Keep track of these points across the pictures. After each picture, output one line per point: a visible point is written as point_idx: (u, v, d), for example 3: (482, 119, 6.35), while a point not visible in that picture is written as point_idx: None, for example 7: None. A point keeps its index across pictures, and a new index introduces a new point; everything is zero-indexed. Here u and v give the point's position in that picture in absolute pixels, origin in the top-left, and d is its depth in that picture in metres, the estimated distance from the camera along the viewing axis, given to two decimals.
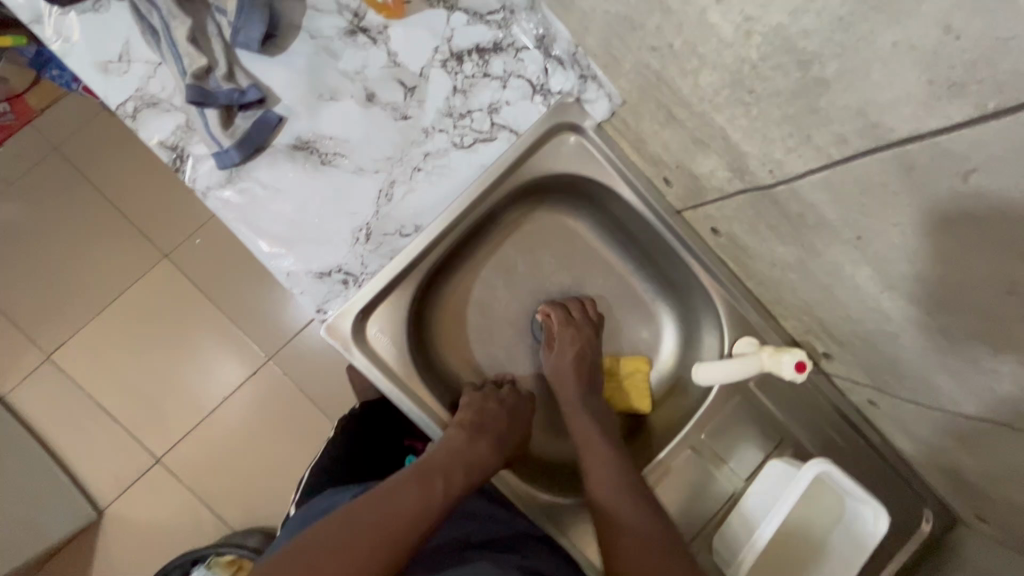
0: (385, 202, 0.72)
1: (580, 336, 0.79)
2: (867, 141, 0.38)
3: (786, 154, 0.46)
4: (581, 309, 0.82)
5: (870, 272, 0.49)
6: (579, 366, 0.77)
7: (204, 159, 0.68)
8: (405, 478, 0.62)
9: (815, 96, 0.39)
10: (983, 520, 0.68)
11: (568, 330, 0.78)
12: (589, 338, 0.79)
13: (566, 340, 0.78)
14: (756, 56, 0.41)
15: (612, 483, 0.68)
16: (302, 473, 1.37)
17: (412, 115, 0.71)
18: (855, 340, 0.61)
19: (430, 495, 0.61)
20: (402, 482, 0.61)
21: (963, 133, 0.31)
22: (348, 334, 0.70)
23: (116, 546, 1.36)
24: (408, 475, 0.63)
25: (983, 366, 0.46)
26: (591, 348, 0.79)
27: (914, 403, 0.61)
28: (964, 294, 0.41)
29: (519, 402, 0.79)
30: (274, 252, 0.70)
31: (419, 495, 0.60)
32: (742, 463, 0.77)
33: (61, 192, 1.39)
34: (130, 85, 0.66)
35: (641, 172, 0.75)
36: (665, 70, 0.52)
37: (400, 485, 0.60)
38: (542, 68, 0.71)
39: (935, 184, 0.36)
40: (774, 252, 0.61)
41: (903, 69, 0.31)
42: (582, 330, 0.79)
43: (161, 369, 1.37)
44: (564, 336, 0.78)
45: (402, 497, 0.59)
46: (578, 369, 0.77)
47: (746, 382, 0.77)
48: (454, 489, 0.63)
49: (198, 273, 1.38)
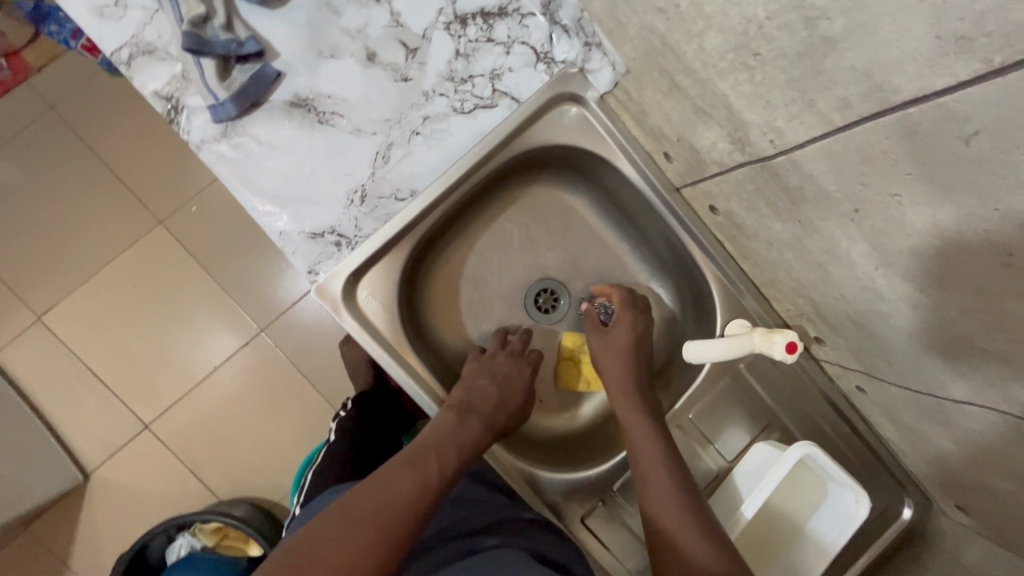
0: (381, 164, 0.71)
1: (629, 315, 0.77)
2: (871, 105, 0.37)
3: (789, 122, 0.45)
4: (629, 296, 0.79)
5: (866, 249, 0.49)
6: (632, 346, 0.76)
7: (199, 111, 0.67)
8: (397, 463, 0.61)
9: (820, 56, 0.38)
10: (961, 509, 0.68)
11: (620, 309, 0.77)
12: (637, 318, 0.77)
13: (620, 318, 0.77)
14: (763, 14, 0.40)
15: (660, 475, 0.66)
16: (291, 446, 1.37)
17: (412, 77, 0.70)
18: (847, 322, 0.60)
19: (424, 477, 0.60)
20: (396, 467, 0.61)
21: (970, 92, 0.31)
22: (338, 296, 0.70)
23: (102, 509, 1.36)
24: (400, 460, 0.62)
25: (975, 347, 0.45)
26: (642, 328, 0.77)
27: (901, 387, 0.60)
28: (960, 269, 0.40)
29: (517, 368, 0.78)
30: (267, 211, 0.69)
31: (414, 479, 0.59)
32: (727, 445, 0.77)
33: (57, 152, 1.37)
34: (125, 31, 0.65)
35: (643, 147, 0.74)
36: (671, 34, 0.51)
37: (393, 471, 0.60)
38: (547, 36, 0.70)
39: (938, 148, 0.35)
40: (771, 230, 0.61)
41: (913, 24, 0.31)
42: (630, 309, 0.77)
43: (152, 336, 1.37)
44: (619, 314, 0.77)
45: (397, 483, 0.59)
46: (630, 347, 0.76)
47: (737, 364, 0.77)
48: (447, 470, 0.63)
49: (193, 240, 1.37)
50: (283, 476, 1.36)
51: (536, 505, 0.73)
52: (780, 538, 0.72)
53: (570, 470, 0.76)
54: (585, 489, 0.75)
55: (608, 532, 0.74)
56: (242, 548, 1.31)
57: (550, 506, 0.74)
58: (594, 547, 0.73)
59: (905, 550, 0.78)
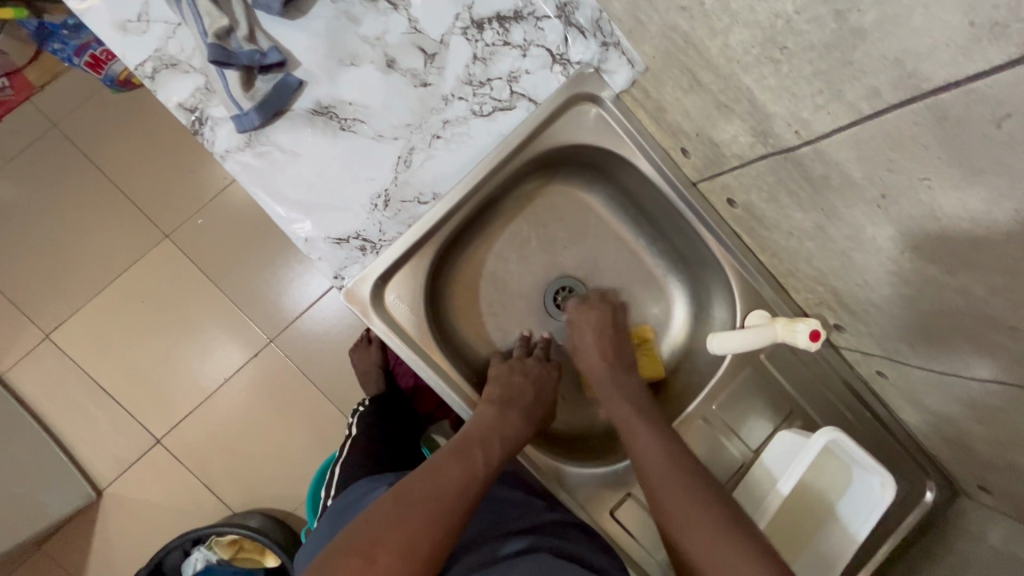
0: (404, 168, 0.72)
1: (597, 316, 0.81)
2: (900, 92, 0.39)
3: (815, 112, 0.47)
4: (600, 296, 0.84)
5: (890, 233, 0.50)
6: (602, 345, 0.79)
7: (223, 122, 0.68)
8: (444, 454, 0.63)
9: (850, 48, 0.40)
10: (985, 490, 0.69)
11: (586, 313, 0.81)
12: (610, 318, 0.81)
13: (583, 321, 0.81)
14: (792, 9, 0.41)
15: (655, 465, 0.66)
16: (305, 454, 1.37)
17: (432, 82, 0.71)
18: (868, 308, 0.62)
19: (472, 466, 0.62)
20: (443, 458, 0.62)
21: (1004, 77, 0.32)
22: (366, 300, 0.71)
23: (116, 525, 1.36)
24: (446, 452, 0.64)
25: (1002, 324, 0.46)
26: (613, 327, 0.81)
27: (925, 370, 0.61)
28: (989, 249, 0.42)
29: (545, 372, 0.79)
30: (293, 217, 0.70)
31: (463, 469, 0.61)
32: (752, 434, 0.78)
33: (61, 171, 1.37)
34: (150, 46, 0.66)
35: (659, 143, 0.76)
36: (694, 32, 0.53)
37: (440, 462, 0.62)
38: (563, 38, 0.71)
39: (968, 132, 0.36)
40: (792, 220, 0.62)
41: (945, 13, 0.32)
42: (598, 310, 0.81)
43: (162, 350, 1.37)
44: (581, 317, 0.81)
45: (447, 472, 0.60)
46: (600, 345, 0.79)
47: (758, 354, 0.78)
48: (493, 459, 0.64)
49: (200, 254, 1.37)
50: (297, 485, 1.37)
51: (564, 495, 0.74)
52: (805, 530, 0.74)
53: (595, 465, 0.78)
54: (614, 482, 0.76)
55: (636, 524, 0.74)
56: (258, 559, 1.32)
57: (576, 496, 0.75)
58: (623, 539, 0.74)
59: (929, 534, 0.78)
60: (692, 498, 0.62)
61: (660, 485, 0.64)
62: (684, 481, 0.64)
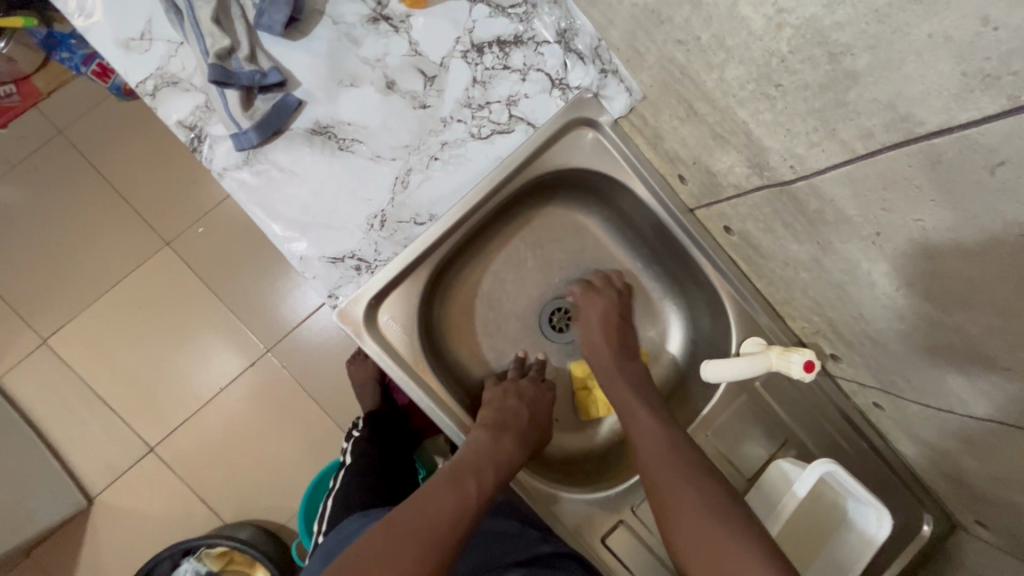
0: (401, 189, 0.72)
1: (604, 303, 0.82)
2: (895, 134, 0.39)
3: (809, 149, 0.47)
4: (604, 279, 0.85)
5: (886, 269, 0.50)
6: (608, 330, 0.80)
7: (222, 140, 0.68)
8: (437, 482, 0.62)
9: (843, 89, 0.40)
10: (983, 525, 0.68)
11: (592, 299, 0.82)
12: (616, 305, 0.82)
13: (590, 307, 0.82)
14: (786, 48, 0.42)
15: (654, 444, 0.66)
16: (299, 466, 1.36)
17: (431, 104, 0.71)
18: (864, 340, 0.62)
19: (465, 494, 0.61)
20: (437, 487, 0.61)
21: (995, 126, 0.32)
22: (360, 320, 0.70)
23: (106, 534, 1.34)
24: (441, 479, 0.63)
25: (998, 364, 0.45)
26: (619, 314, 0.82)
27: (921, 405, 0.61)
28: (985, 290, 0.41)
29: (540, 394, 0.79)
30: (287, 236, 0.70)
31: (456, 497, 0.60)
32: (747, 463, 0.77)
33: (65, 177, 1.38)
34: (151, 63, 0.66)
35: (656, 169, 0.76)
36: (690, 64, 0.53)
37: (434, 491, 0.61)
38: (562, 63, 0.72)
39: (960, 176, 0.36)
40: (788, 250, 0.62)
41: (937, 60, 0.32)
42: (605, 296, 0.83)
43: (159, 357, 1.36)
44: (588, 305, 0.82)
45: (439, 501, 0.59)
46: (607, 333, 0.80)
47: (753, 382, 0.78)
48: (486, 487, 0.64)
49: (201, 263, 1.37)
50: (291, 497, 1.35)
51: (557, 523, 0.73)
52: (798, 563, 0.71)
53: (588, 490, 0.76)
54: (608, 510, 0.74)
55: (630, 554, 0.72)
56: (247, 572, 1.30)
57: (571, 527, 0.73)
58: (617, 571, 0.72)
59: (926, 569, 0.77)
60: (690, 479, 0.62)
61: (655, 465, 0.65)
62: (680, 460, 0.64)
